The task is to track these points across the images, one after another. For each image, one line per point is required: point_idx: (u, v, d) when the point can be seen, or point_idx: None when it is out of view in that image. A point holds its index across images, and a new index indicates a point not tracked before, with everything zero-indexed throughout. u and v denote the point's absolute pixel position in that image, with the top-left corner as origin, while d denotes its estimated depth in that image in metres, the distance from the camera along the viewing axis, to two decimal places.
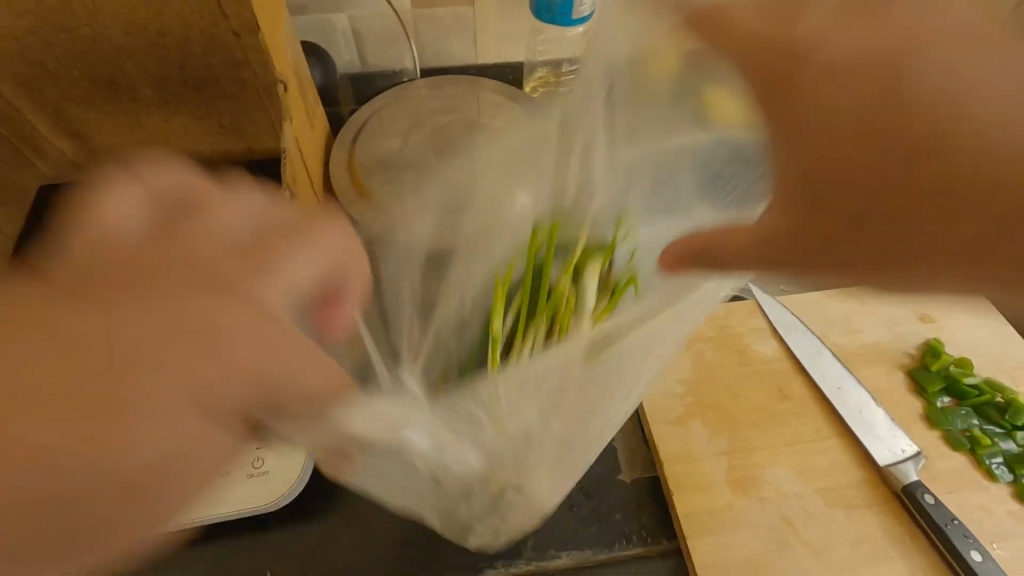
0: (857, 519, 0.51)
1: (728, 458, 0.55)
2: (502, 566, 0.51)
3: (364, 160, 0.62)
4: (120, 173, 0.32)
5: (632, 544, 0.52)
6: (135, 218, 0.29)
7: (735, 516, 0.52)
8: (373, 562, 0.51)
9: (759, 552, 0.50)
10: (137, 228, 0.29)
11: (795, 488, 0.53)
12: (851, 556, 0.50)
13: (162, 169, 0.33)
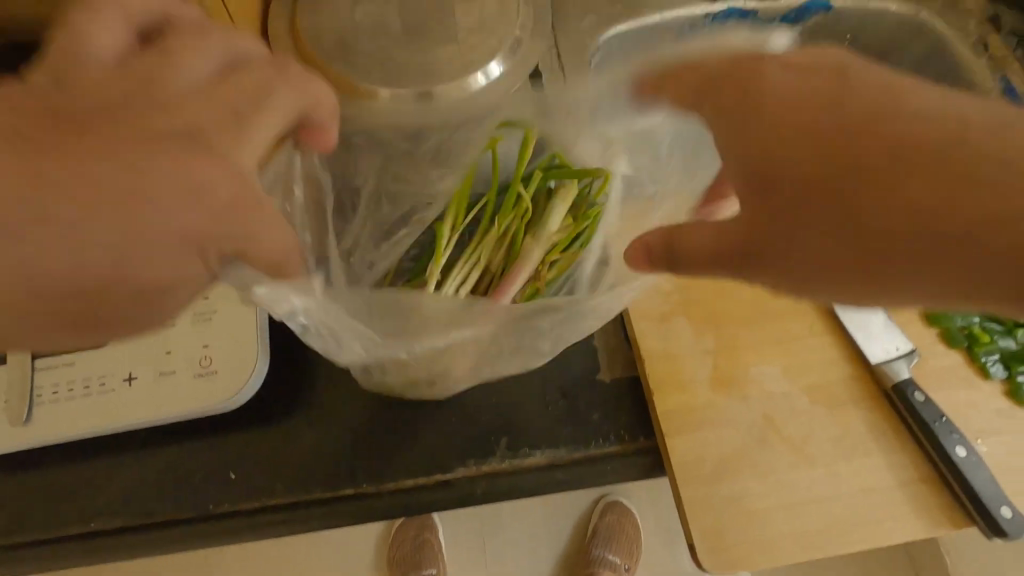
0: (842, 417, 0.49)
1: (712, 357, 0.52)
2: (473, 464, 0.49)
3: (310, 22, 0.54)
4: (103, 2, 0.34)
5: (609, 442, 0.50)
6: (109, 34, 0.34)
7: (715, 414, 0.50)
8: (334, 459, 0.49)
9: (737, 449, 0.48)
10: (112, 33, 0.34)
11: (780, 386, 0.50)
12: (834, 453, 0.48)
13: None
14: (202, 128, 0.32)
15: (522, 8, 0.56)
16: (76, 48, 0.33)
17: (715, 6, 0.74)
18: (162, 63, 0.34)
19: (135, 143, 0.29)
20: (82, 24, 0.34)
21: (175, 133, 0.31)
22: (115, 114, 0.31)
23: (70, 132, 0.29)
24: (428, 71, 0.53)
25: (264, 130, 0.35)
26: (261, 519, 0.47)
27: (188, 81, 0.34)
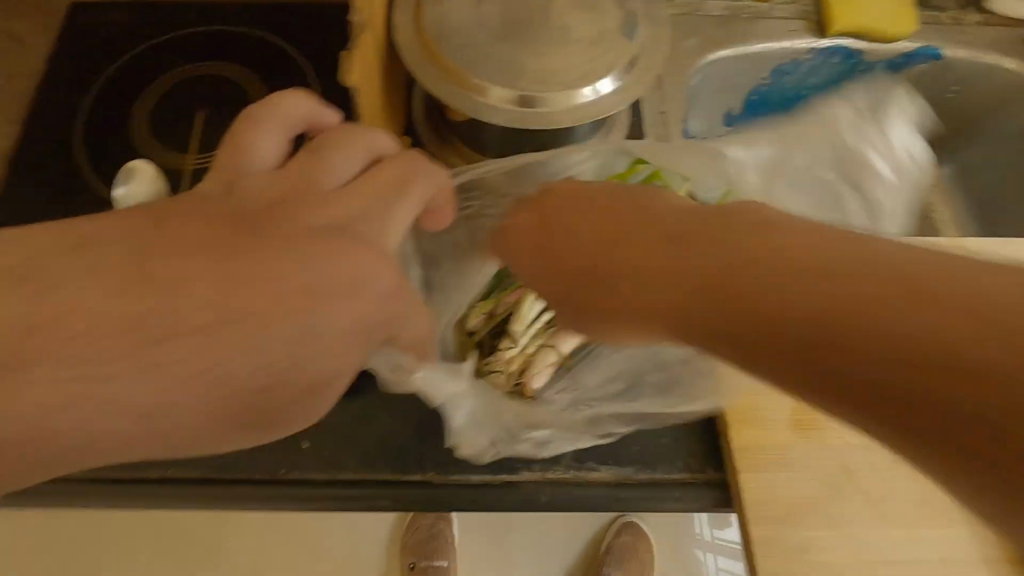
0: (924, 480, 0.48)
1: (794, 399, 0.50)
2: (539, 469, 0.49)
3: (433, 13, 0.56)
4: (263, 110, 0.41)
5: (676, 469, 0.49)
6: (269, 146, 0.40)
7: (791, 456, 0.48)
8: (404, 443, 0.50)
9: (810, 497, 0.47)
10: (269, 143, 0.40)
11: (861, 438, 0.49)
12: (912, 515, 0.47)
13: (286, 101, 0.42)
14: (352, 221, 0.38)
15: (641, 25, 0.57)
16: (247, 160, 0.39)
17: (822, 40, 0.73)
18: (316, 156, 0.40)
19: (303, 239, 0.35)
20: (243, 133, 0.40)
21: (330, 231, 0.36)
22: (285, 212, 0.36)
23: (253, 238, 0.34)
24: (544, 75, 0.54)
25: (401, 212, 0.41)
26: (328, 490, 0.48)
27: (335, 180, 0.40)
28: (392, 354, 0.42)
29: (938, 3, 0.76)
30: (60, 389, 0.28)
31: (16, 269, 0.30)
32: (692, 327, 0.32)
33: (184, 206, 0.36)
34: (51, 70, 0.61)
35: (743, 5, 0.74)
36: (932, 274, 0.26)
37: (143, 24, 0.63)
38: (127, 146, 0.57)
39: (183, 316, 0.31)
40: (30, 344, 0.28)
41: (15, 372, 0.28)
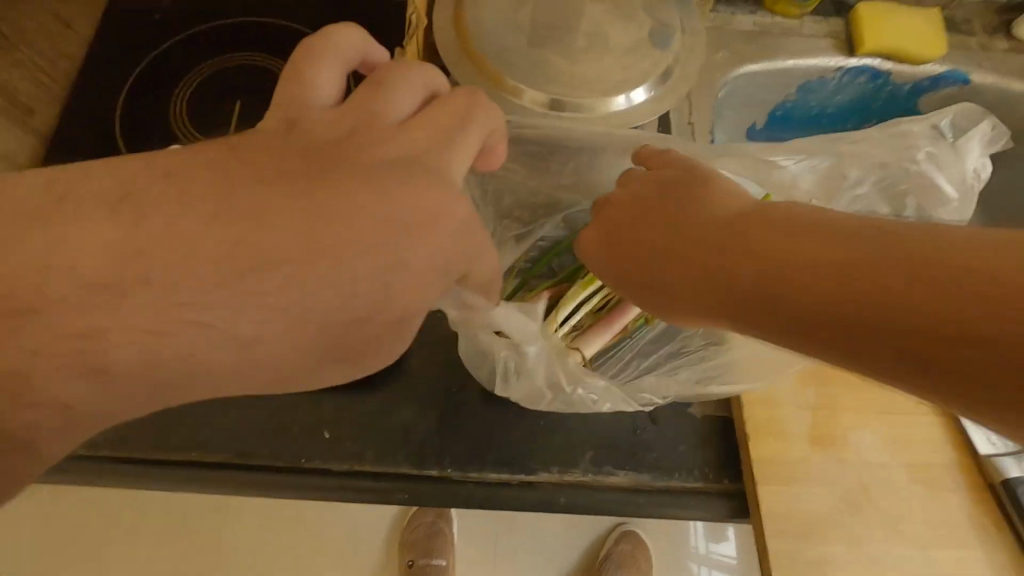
0: (941, 500, 0.48)
1: (813, 413, 0.51)
2: (557, 471, 0.50)
3: (471, 12, 0.56)
4: (319, 44, 0.36)
5: (692, 478, 0.50)
6: (328, 84, 0.35)
7: (808, 471, 0.48)
8: (423, 437, 0.50)
9: (826, 512, 0.47)
10: (326, 80, 0.35)
11: (879, 456, 0.49)
12: (927, 535, 0.47)
13: (345, 32, 0.37)
14: (420, 154, 0.34)
15: (676, 35, 0.58)
16: (305, 97, 0.35)
17: (851, 59, 0.73)
18: (378, 95, 0.35)
19: (371, 174, 0.31)
20: (296, 65, 0.35)
21: (401, 165, 0.33)
22: (353, 148, 0.32)
23: (325, 166, 0.31)
24: (579, 81, 0.54)
25: (464, 146, 0.37)
26: (346, 481, 0.49)
27: (399, 114, 0.36)
28: (461, 292, 0.38)
29: (967, 27, 0.76)
30: (162, 319, 0.26)
31: (117, 192, 0.27)
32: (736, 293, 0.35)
33: (244, 143, 0.31)
34: (96, 54, 0.62)
35: (773, 21, 0.75)
36: (927, 248, 0.29)
37: (186, 15, 0.65)
38: (165, 135, 0.58)
39: (278, 244, 0.28)
40: (133, 271, 0.26)
41: (112, 300, 0.26)
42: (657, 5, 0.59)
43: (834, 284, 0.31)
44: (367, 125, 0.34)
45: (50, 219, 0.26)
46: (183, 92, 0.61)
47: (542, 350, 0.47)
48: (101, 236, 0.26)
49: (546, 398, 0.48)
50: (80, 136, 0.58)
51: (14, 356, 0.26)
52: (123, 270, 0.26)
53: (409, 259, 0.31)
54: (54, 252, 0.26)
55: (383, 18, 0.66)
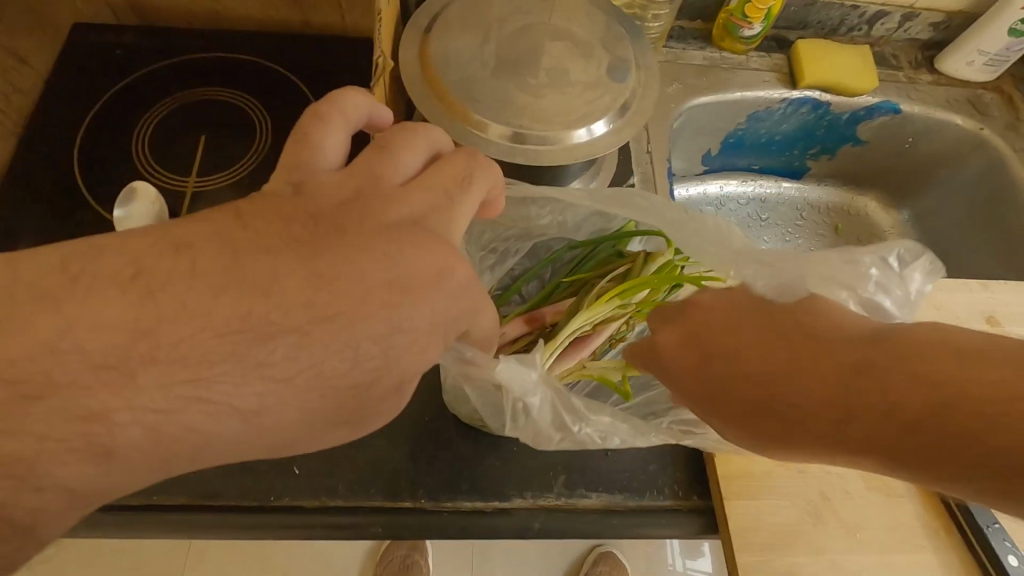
0: (895, 506, 0.51)
1: None
2: (531, 495, 0.50)
3: (435, 49, 0.58)
4: (328, 104, 0.37)
5: (663, 496, 0.51)
6: (336, 144, 0.37)
7: (772, 484, 0.50)
8: (396, 468, 0.50)
9: (792, 523, 0.49)
10: (329, 140, 0.36)
11: (837, 467, 0.52)
12: (885, 541, 0.49)
13: (355, 97, 0.38)
14: (427, 217, 0.36)
15: (633, 71, 0.61)
16: (310, 158, 0.36)
17: (794, 92, 0.79)
18: (382, 156, 0.37)
19: (379, 237, 0.32)
20: (306, 127, 0.36)
21: (409, 225, 0.34)
22: (359, 209, 0.33)
23: (329, 232, 0.32)
24: (542, 115, 0.56)
25: (466, 206, 0.38)
26: (318, 518, 0.48)
27: (401, 176, 0.37)
28: (463, 346, 0.40)
29: (895, 62, 0.83)
30: (170, 399, 0.27)
31: (128, 269, 0.28)
32: (793, 408, 0.34)
33: (251, 211, 0.32)
34: (56, 90, 0.62)
35: (721, 56, 0.80)
36: (934, 342, 0.31)
37: (149, 51, 0.65)
38: (127, 170, 0.58)
39: (282, 311, 0.29)
40: (142, 349, 0.27)
41: (119, 380, 0.27)
42: (615, 43, 0.62)
43: (865, 386, 0.31)
44: (373, 188, 0.35)
45: (51, 299, 0.27)
46: (145, 127, 0.60)
47: (546, 398, 0.44)
48: (111, 318, 0.27)
49: (549, 441, 0.46)
50: (38, 173, 0.57)
51: (24, 446, 0.26)
52: (130, 349, 0.27)
53: (411, 318, 0.32)
54: (60, 338, 0.26)
55: (349, 53, 0.68)
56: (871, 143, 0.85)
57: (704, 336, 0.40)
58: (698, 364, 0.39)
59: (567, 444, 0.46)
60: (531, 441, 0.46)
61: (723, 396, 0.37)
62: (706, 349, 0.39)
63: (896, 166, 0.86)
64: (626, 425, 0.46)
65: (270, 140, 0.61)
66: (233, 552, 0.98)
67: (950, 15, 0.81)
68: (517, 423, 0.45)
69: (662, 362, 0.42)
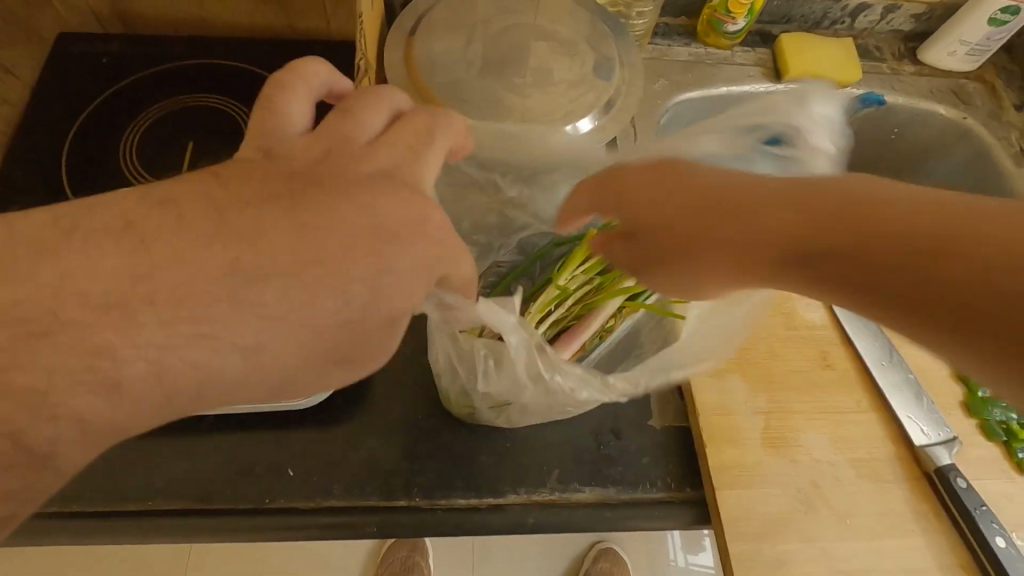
0: (884, 492, 0.51)
1: (763, 418, 0.53)
2: (525, 492, 0.50)
3: (419, 53, 0.59)
4: (289, 73, 0.38)
5: (656, 488, 0.51)
6: (298, 109, 0.37)
7: (764, 474, 0.51)
8: (390, 466, 0.50)
9: (784, 512, 0.49)
10: (293, 106, 0.37)
11: (827, 454, 0.52)
12: (875, 527, 0.50)
13: (315, 63, 0.39)
14: (398, 169, 0.36)
15: (617, 67, 0.62)
16: (277, 127, 0.36)
17: (779, 85, 0.80)
18: (344, 120, 0.37)
19: (354, 188, 0.33)
20: (268, 94, 0.37)
21: (382, 177, 0.35)
22: (331, 167, 0.34)
23: (307, 186, 0.32)
24: (527, 114, 0.57)
25: (434, 156, 0.39)
26: (313, 518, 0.48)
27: (368, 134, 0.38)
28: (442, 292, 0.39)
29: (878, 54, 0.84)
30: (172, 335, 0.28)
31: (117, 223, 0.29)
32: (781, 244, 0.34)
33: (230, 172, 0.32)
34: (48, 89, 0.63)
35: (707, 51, 0.81)
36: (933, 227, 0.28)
37: (135, 59, 0.65)
38: (116, 178, 0.58)
39: (270, 257, 0.30)
40: (141, 292, 0.28)
41: (120, 320, 0.27)
42: (598, 40, 0.63)
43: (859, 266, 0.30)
44: (344, 149, 0.36)
45: (50, 249, 0.27)
46: (133, 134, 0.60)
47: (523, 341, 0.43)
48: (108, 265, 0.28)
49: (525, 390, 0.46)
50: (26, 183, 0.57)
51: (37, 378, 0.27)
52: (127, 293, 0.28)
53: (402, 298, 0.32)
54: (64, 283, 0.27)
55: (335, 56, 0.68)
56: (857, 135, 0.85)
57: (709, 197, 0.38)
58: (693, 231, 0.38)
59: (541, 393, 0.46)
60: (506, 386, 0.46)
61: (721, 240, 0.37)
62: (710, 204, 0.37)
63: (881, 157, 0.87)
64: (597, 380, 0.45)
65: None
66: (235, 554, 0.98)
67: (931, 7, 0.81)
68: (493, 371, 0.46)
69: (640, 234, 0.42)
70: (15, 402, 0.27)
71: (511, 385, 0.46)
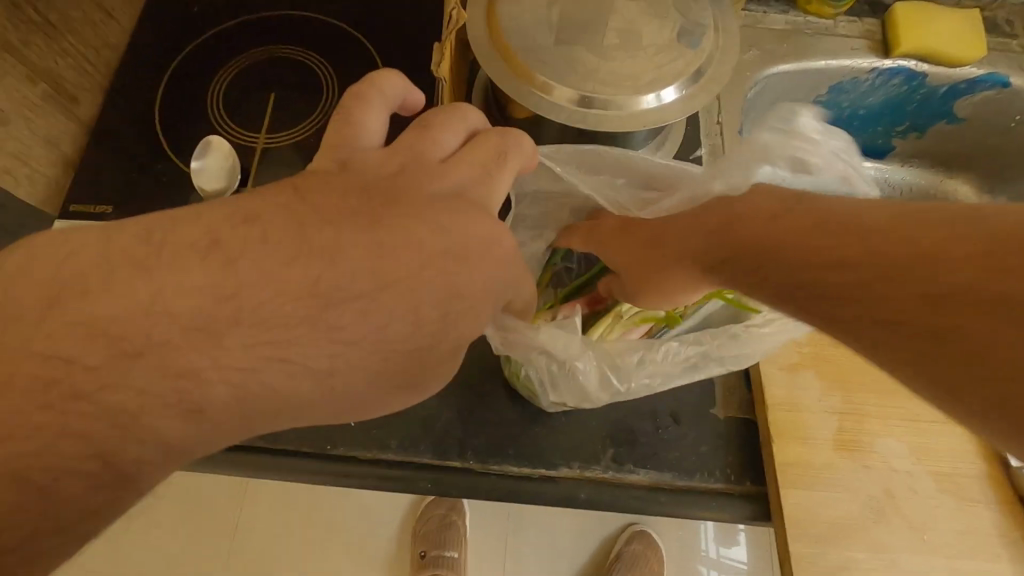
0: (967, 511, 0.47)
1: (838, 419, 0.50)
2: (578, 467, 0.50)
3: (503, 10, 0.57)
4: (365, 87, 0.37)
5: (713, 478, 0.49)
6: (376, 124, 0.37)
7: (833, 477, 0.48)
8: (446, 426, 0.51)
9: (852, 518, 0.47)
10: (371, 120, 0.37)
11: (905, 464, 0.49)
12: (954, 545, 0.46)
13: (396, 78, 0.38)
14: (468, 191, 0.36)
15: (708, 33, 0.57)
16: (354, 134, 0.36)
17: (886, 61, 0.72)
18: (422, 135, 0.37)
19: (429, 207, 0.33)
20: (348, 102, 0.37)
21: (455, 200, 0.35)
22: (406, 182, 0.34)
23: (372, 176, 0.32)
24: (608, 81, 0.54)
25: (504, 180, 0.38)
26: (370, 468, 0.50)
27: (441, 153, 0.38)
28: (504, 318, 0.40)
29: (1008, 29, 0.74)
30: (233, 324, 0.28)
31: (205, 239, 0.29)
32: (846, 276, 0.33)
33: (306, 185, 0.33)
34: (132, 61, 0.64)
35: (806, 19, 0.74)
36: (988, 239, 0.29)
37: (222, 9, 0.66)
38: (202, 126, 0.60)
39: None
40: (227, 312, 0.28)
41: (206, 342, 0.28)
42: (689, 4, 0.59)
43: (898, 282, 0.31)
44: (418, 172, 0.35)
45: None
46: (220, 82, 0.62)
47: (586, 355, 0.45)
48: None
49: (587, 396, 0.48)
50: (123, 127, 0.60)
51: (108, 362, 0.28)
52: (217, 311, 0.28)
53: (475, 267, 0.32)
54: (147, 276, 0.28)
55: (414, 13, 0.67)
56: (970, 120, 0.76)
57: (797, 228, 0.36)
58: (738, 243, 0.39)
59: (603, 393, 0.48)
60: (565, 397, 0.48)
61: (779, 262, 0.36)
62: (742, 229, 0.39)
63: (996, 146, 0.78)
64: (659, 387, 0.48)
65: (335, 97, 0.61)
66: (284, 501, 1.03)
67: None
68: (554, 385, 0.48)
69: (671, 249, 0.45)
70: (107, 420, 0.27)
71: (571, 392, 0.48)
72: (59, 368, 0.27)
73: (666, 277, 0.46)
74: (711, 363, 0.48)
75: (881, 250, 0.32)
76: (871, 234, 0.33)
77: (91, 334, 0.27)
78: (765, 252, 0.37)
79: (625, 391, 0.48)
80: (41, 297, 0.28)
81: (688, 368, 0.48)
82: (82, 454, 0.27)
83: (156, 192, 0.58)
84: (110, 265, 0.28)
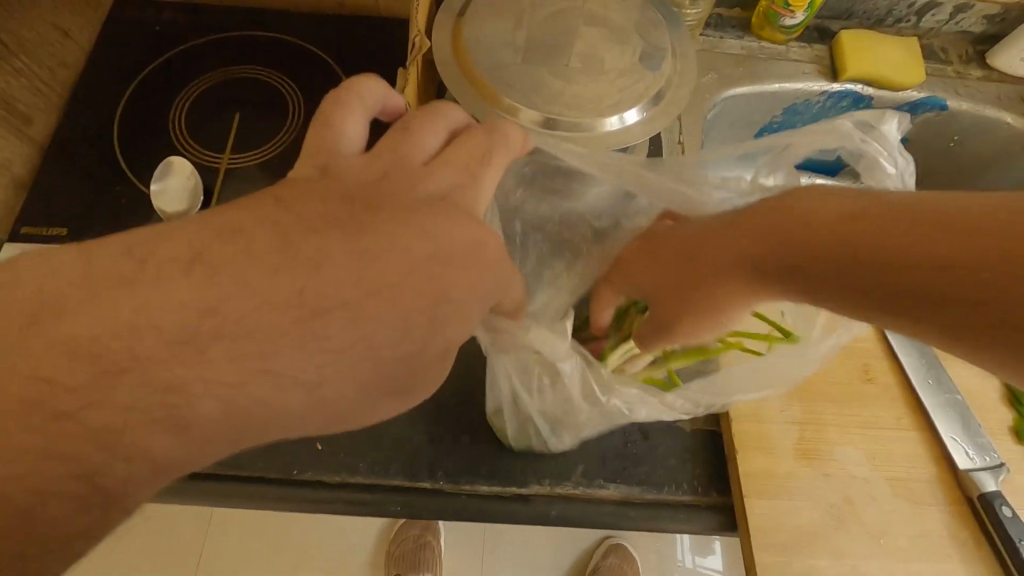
0: (920, 514, 0.49)
1: (798, 429, 0.52)
2: (549, 484, 0.50)
3: (468, 33, 0.58)
4: (346, 91, 0.37)
5: (681, 491, 0.50)
6: (355, 127, 0.37)
7: (795, 486, 0.49)
8: (416, 447, 0.51)
9: (814, 526, 0.48)
10: (350, 123, 0.37)
11: (863, 471, 0.50)
12: (909, 548, 0.48)
13: (374, 83, 0.38)
14: (452, 196, 0.36)
15: (668, 56, 0.60)
16: (332, 139, 0.36)
17: (835, 84, 0.76)
18: (405, 135, 0.38)
19: (413, 212, 0.33)
20: (326, 110, 0.37)
21: (438, 202, 0.35)
22: (388, 187, 0.34)
23: (335, 201, 0.32)
24: (573, 102, 0.55)
25: (489, 180, 0.38)
26: (338, 493, 0.49)
27: (425, 154, 0.38)
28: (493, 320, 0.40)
29: (944, 57, 0.79)
30: (188, 355, 0.28)
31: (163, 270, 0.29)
32: (884, 270, 0.32)
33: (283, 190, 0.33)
34: (92, 79, 0.63)
35: (760, 45, 0.78)
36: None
37: (185, 28, 0.66)
38: (162, 146, 0.59)
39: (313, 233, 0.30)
40: (185, 346, 0.28)
41: (171, 371, 0.28)
42: (649, 28, 0.61)
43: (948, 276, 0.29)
44: (404, 176, 0.35)
45: None
46: (181, 102, 0.61)
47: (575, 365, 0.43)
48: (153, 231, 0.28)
49: (572, 410, 0.46)
50: (79, 147, 0.59)
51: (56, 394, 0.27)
52: (173, 344, 0.28)
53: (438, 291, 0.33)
54: (97, 306, 0.27)
55: (381, 35, 0.67)
56: (914, 140, 0.81)
57: (820, 223, 0.35)
58: (764, 246, 0.37)
59: (591, 412, 0.46)
60: (546, 406, 0.47)
61: (811, 259, 0.35)
62: (796, 227, 0.36)
63: (937, 165, 0.83)
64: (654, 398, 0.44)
65: (300, 117, 0.61)
66: (254, 525, 1.00)
67: (1007, 8, 0.76)
68: (535, 391, 0.46)
69: (704, 259, 0.41)
70: (69, 454, 0.27)
71: (553, 401, 0.46)
72: (16, 402, 0.26)
73: (705, 294, 0.41)
74: (708, 391, 0.46)
75: (926, 237, 0.30)
76: (899, 220, 0.32)
77: (64, 348, 0.27)
78: (791, 250, 0.36)
79: (614, 413, 0.46)
80: (15, 315, 0.27)
81: (688, 397, 0.46)
82: (24, 492, 0.26)
83: (113, 214, 0.56)
84: (59, 294, 0.27)
